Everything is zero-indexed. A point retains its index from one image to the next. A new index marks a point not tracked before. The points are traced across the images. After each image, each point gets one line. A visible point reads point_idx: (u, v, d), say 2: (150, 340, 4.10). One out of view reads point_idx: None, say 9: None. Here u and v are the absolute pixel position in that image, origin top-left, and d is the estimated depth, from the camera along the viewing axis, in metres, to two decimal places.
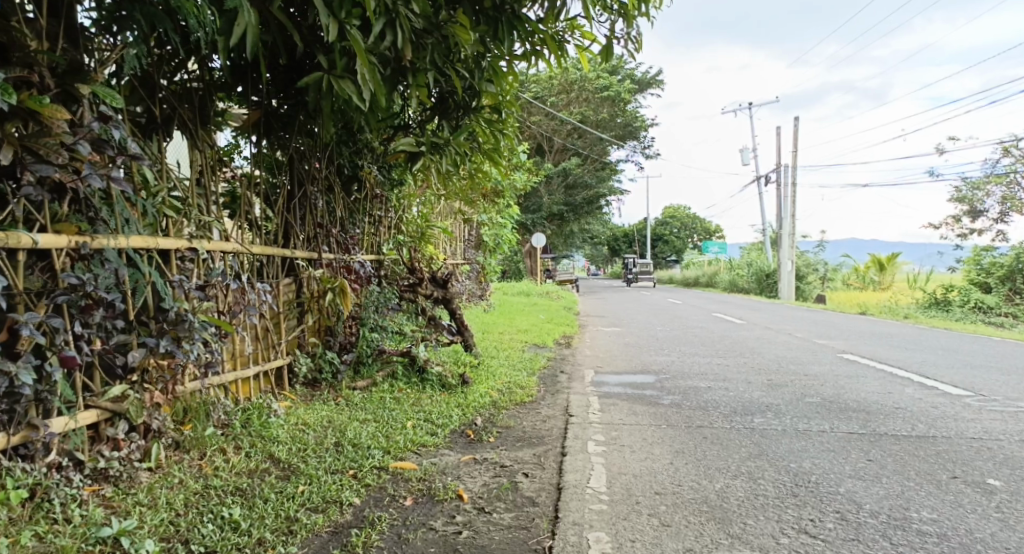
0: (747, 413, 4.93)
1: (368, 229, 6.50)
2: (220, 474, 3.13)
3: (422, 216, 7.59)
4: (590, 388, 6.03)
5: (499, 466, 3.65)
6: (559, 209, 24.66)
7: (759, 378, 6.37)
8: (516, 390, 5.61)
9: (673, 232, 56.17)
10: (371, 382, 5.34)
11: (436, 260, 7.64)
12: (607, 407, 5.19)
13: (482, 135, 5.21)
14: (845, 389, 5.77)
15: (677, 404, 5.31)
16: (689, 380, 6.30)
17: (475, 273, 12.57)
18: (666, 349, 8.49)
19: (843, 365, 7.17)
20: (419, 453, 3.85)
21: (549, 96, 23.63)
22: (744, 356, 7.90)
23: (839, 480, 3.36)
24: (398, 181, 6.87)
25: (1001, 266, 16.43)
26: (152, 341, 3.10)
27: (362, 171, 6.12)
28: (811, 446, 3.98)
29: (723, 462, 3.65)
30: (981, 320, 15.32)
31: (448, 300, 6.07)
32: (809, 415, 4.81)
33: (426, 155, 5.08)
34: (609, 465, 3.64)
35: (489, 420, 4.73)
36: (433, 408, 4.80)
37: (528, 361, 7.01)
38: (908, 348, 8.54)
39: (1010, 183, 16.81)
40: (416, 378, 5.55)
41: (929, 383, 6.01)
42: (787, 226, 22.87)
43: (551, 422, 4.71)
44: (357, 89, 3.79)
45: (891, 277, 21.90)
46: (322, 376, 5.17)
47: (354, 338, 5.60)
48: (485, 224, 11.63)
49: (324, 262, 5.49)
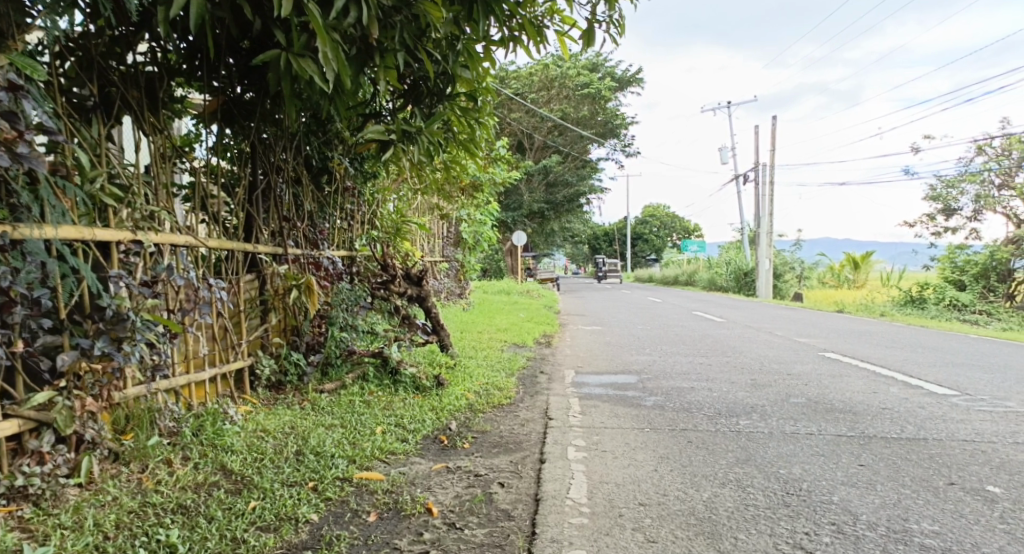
0: (733, 415, 4.72)
1: (339, 223, 6.22)
2: (160, 489, 2.89)
3: (397, 211, 7.34)
4: (571, 389, 5.80)
5: (473, 476, 3.41)
6: (540, 207, 24.46)
7: (743, 378, 6.18)
8: (493, 392, 5.36)
9: (653, 231, 56.21)
10: (340, 384, 5.09)
11: (411, 257, 7.38)
12: (588, 410, 4.96)
13: (457, 123, 4.94)
14: (830, 389, 5.59)
15: (660, 405, 5.10)
16: (671, 381, 6.10)
17: (454, 271, 12.32)
18: (647, 348, 8.30)
19: (828, 364, 6.99)
20: (387, 462, 3.59)
21: (528, 93, 23.41)
22: (727, 355, 7.72)
23: (831, 488, 3.14)
24: (371, 174, 6.60)
25: (976, 264, 16.44)
26: (85, 343, 2.89)
27: (332, 162, 5.86)
28: (801, 449, 3.77)
29: (710, 469, 3.43)
30: (955, 318, 15.30)
31: (423, 298, 5.81)
32: (795, 416, 4.61)
33: (397, 144, 4.79)
34: (590, 473, 3.41)
35: (464, 424, 4.49)
36: (405, 412, 4.55)
37: (507, 361, 6.77)
38: (888, 346, 8.39)
39: (984, 182, 16.84)
40: (388, 381, 5.30)
41: (914, 383, 5.83)
42: (766, 225, 22.86)
43: (529, 426, 4.48)
44: (319, 69, 3.55)
45: (864, 275, 22.15)
46: (287, 379, 4.94)
47: (322, 339, 5.31)
48: (464, 221, 11.37)
49: (290, 258, 5.21)
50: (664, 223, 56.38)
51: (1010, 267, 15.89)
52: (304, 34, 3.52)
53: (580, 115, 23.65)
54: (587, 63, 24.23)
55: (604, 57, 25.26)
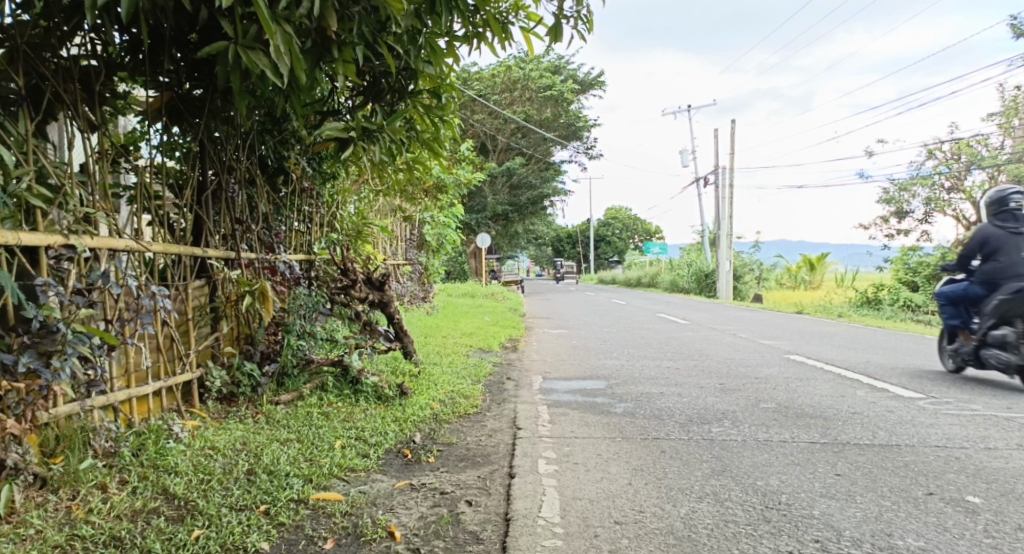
0: (704, 422, 4.61)
1: (297, 226, 5.98)
2: (91, 521, 2.67)
3: (358, 213, 7.11)
4: (538, 396, 5.63)
5: (439, 494, 3.22)
6: (503, 210, 24.32)
7: (712, 383, 6.09)
8: (459, 401, 5.17)
9: (615, 233, 56.48)
10: (297, 395, 4.85)
11: (373, 260, 7.17)
12: (557, 418, 4.81)
13: (419, 122, 4.76)
14: (800, 393, 5.52)
15: (631, 412, 4.96)
16: (641, 386, 5.98)
17: (418, 275, 12.09)
18: (614, 352, 8.18)
19: (795, 366, 6.94)
20: (346, 480, 3.37)
21: (491, 94, 23.26)
22: (694, 358, 7.65)
23: (811, 501, 3.02)
24: (331, 175, 6.36)
25: (927, 265, 16.72)
26: (10, 359, 2.78)
27: (287, 162, 5.62)
28: (776, 459, 3.65)
29: (685, 482, 3.29)
30: (910, 318, 15.55)
31: (386, 304, 5.51)
32: (768, 423, 4.51)
33: (357, 142, 4.57)
34: (562, 488, 3.25)
35: (428, 436, 4.30)
36: (367, 425, 4.33)
37: (473, 367, 6.59)
38: (851, 348, 8.38)
39: (933, 186, 17.17)
40: (348, 390, 5.09)
41: (881, 385, 5.79)
42: (727, 227, 23.08)
43: (496, 437, 4.32)
44: (270, 62, 3.34)
45: (820, 276, 22.55)
46: (239, 391, 4.67)
47: (277, 347, 5.01)
48: (427, 224, 11.16)
49: (243, 262, 4.99)
50: (626, 225, 56.66)
51: None
52: (252, 25, 3.31)
53: (543, 118, 23.58)
54: (549, 65, 24.18)
55: (566, 60, 25.22)
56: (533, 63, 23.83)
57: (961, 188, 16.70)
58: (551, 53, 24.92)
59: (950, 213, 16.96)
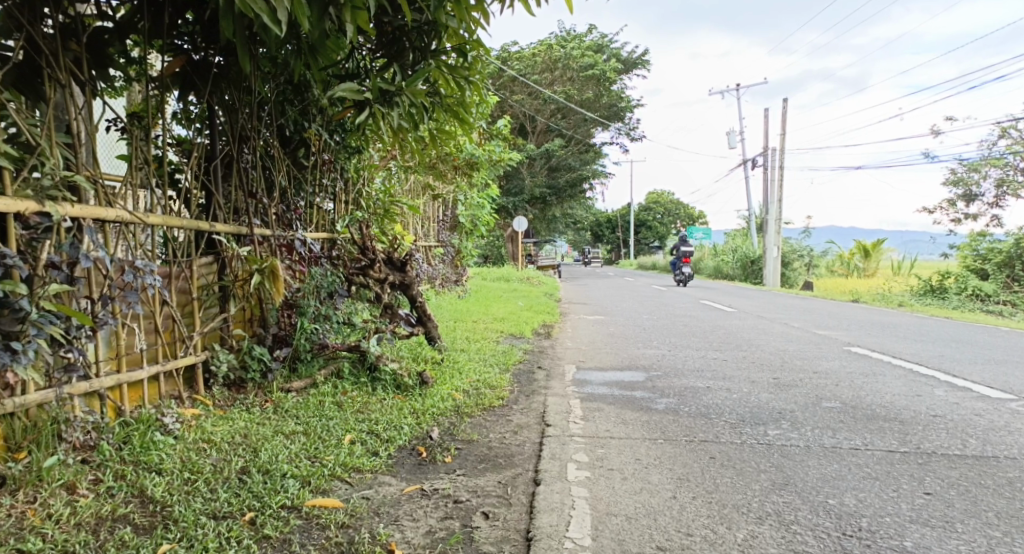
0: (758, 423, 4.10)
1: (318, 202, 5.59)
2: (43, 531, 2.32)
3: (386, 190, 6.71)
4: (572, 388, 5.18)
5: (451, 503, 2.79)
6: (541, 192, 23.76)
7: (763, 377, 5.56)
8: (485, 392, 4.77)
9: (657, 218, 55.43)
10: (310, 382, 4.47)
11: (401, 240, 6.80)
12: (591, 414, 4.35)
13: (443, 85, 4.35)
14: (867, 392, 4.96)
15: (674, 410, 4.47)
16: (685, 379, 5.49)
17: (450, 257, 11.65)
18: (654, 341, 7.66)
19: (857, 360, 6.36)
20: (349, 482, 2.95)
21: (531, 74, 22.68)
22: (742, 349, 7.11)
23: (900, 529, 2.55)
24: (355, 148, 5.95)
25: (1000, 252, 15.73)
26: None
27: (306, 132, 5.22)
28: (848, 471, 3.15)
29: (739, 497, 2.82)
30: (978, 308, 14.64)
31: (408, 286, 5.21)
32: (833, 426, 3.99)
33: (373, 105, 4.14)
34: (594, 501, 2.81)
35: (447, 431, 3.89)
36: (381, 417, 3.94)
37: (502, 354, 6.17)
38: (915, 340, 7.75)
39: (1006, 166, 16.18)
40: (365, 378, 4.70)
41: (959, 383, 5.21)
42: (773, 211, 22.23)
43: (523, 435, 3.89)
44: (269, 7, 2.90)
45: (875, 264, 21.46)
46: (249, 377, 4.24)
47: (291, 329, 4.61)
48: (460, 205, 10.70)
49: (256, 239, 4.58)
50: (668, 210, 55.61)
51: None
52: None
53: (585, 98, 22.91)
54: (593, 45, 23.47)
55: (609, 38, 24.50)
56: (575, 43, 23.16)
57: None
58: (594, 32, 24.16)
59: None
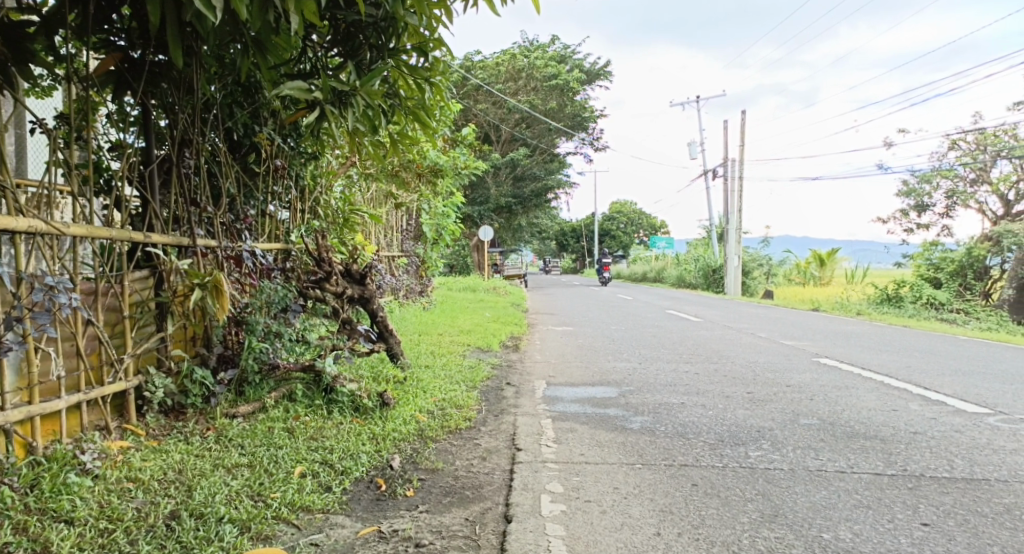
0: (738, 443, 3.88)
1: (273, 210, 5.27)
2: None
3: (345, 199, 6.40)
4: (541, 406, 4.92)
5: (412, 547, 2.58)
6: (506, 202, 23.51)
7: (738, 392, 5.36)
8: (450, 413, 4.49)
9: (620, 227, 55.59)
10: (258, 407, 4.12)
11: (363, 251, 6.49)
12: (564, 436, 4.09)
13: (403, 86, 4.09)
14: (844, 407, 4.79)
15: (650, 429, 4.23)
16: (658, 395, 5.27)
17: (414, 268, 11.32)
18: (624, 353, 7.45)
19: (828, 373, 6.21)
20: (295, 525, 2.68)
21: (495, 84, 22.51)
22: (714, 362, 6.94)
23: None
24: (310, 154, 5.63)
25: (952, 260, 15.91)
26: None
27: (256, 136, 4.90)
28: (839, 498, 2.94)
29: (727, 533, 2.64)
30: (934, 317, 14.78)
31: (367, 300, 4.91)
32: (815, 446, 3.78)
33: (325, 105, 3.85)
34: (572, 542, 2.62)
35: (409, 459, 3.60)
36: (336, 444, 3.64)
37: (469, 370, 5.89)
38: (881, 351, 7.66)
39: (956, 178, 16.45)
40: (320, 400, 4.37)
41: (934, 397, 5.06)
42: (734, 221, 22.33)
43: (491, 461, 3.62)
44: None
45: (830, 272, 21.90)
46: (188, 402, 3.91)
47: (238, 348, 4.29)
48: (424, 216, 10.38)
49: (199, 251, 4.25)
50: (631, 220, 55.90)
51: (986, 264, 15.41)
52: None
53: (549, 109, 22.73)
54: (556, 54, 23.34)
55: (572, 49, 24.45)
56: (538, 53, 23.03)
57: (986, 181, 15.93)
58: (557, 42, 24.06)
59: (973, 205, 16.22)
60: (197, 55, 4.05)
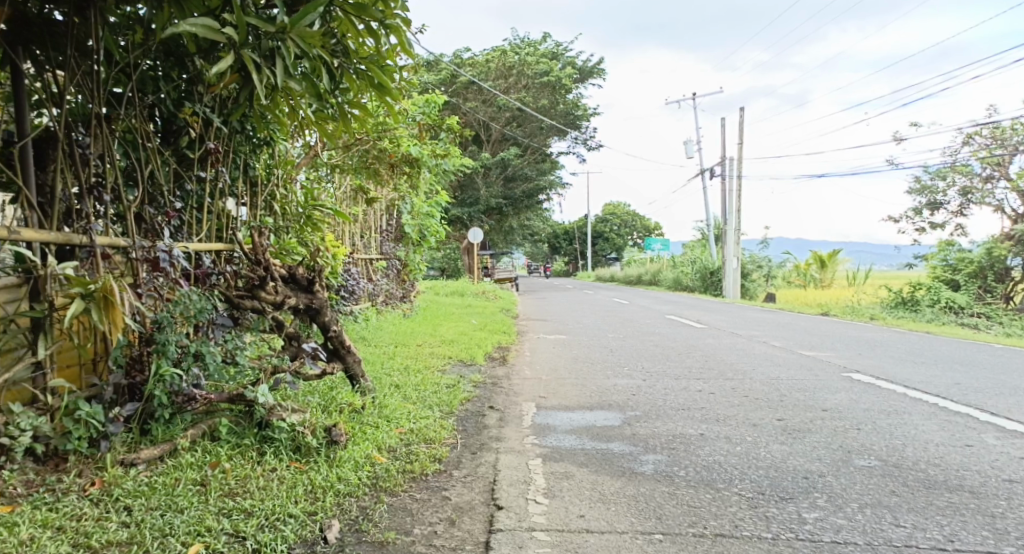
0: (784, 498, 3.00)
1: (214, 204, 4.32)
2: None
3: (307, 192, 5.44)
4: (531, 440, 4.02)
5: None
6: (498, 204, 22.54)
7: (766, 420, 4.47)
8: (417, 452, 3.60)
9: (614, 229, 54.67)
10: (167, 450, 3.21)
11: (331, 253, 5.57)
12: (561, 486, 3.21)
13: (352, 29, 3.19)
14: (902, 440, 3.92)
15: (667, 475, 3.33)
16: (672, 424, 4.39)
17: (395, 272, 10.39)
18: (626, 368, 6.57)
19: (866, 392, 5.34)
20: None
21: (485, 81, 21.59)
22: (730, 378, 6.05)
23: None
24: (261, 140, 4.69)
25: (970, 261, 15.08)
26: None
27: (183, 111, 3.94)
28: None
29: None
30: (952, 322, 13.95)
31: (317, 311, 4.05)
32: (887, 503, 2.91)
33: (244, 55, 2.96)
34: None
35: (352, 526, 2.72)
36: (259, 503, 2.75)
37: (447, 392, 4.98)
38: (915, 364, 6.80)
39: (971, 174, 15.64)
40: (251, 438, 3.46)
41: (1007, 427, 4.20)
42: (733, 222, 21.47)
43: (464, 527, 2.74)
44: None
45: (830, 273, 21.03)
46: (69, 448, 3.00)
47: (146, 376, 3.33)
48: (403, 214, 9.45)
49: (98, 253, 3.31)
50: (625, 222, 55.05)
51: (1007, 264, 14.60)
52: None
53: (541, 106, 21.85)
54: (548, 51, 22.42)
55: (564, 46, 23.55)
56: (529, 49, 22.13)
57: (1002, 177, 15.17)
58: (549, 39, 23.16)
59: (990, 204, 15.39)
60: (89, 4, 3.17)
